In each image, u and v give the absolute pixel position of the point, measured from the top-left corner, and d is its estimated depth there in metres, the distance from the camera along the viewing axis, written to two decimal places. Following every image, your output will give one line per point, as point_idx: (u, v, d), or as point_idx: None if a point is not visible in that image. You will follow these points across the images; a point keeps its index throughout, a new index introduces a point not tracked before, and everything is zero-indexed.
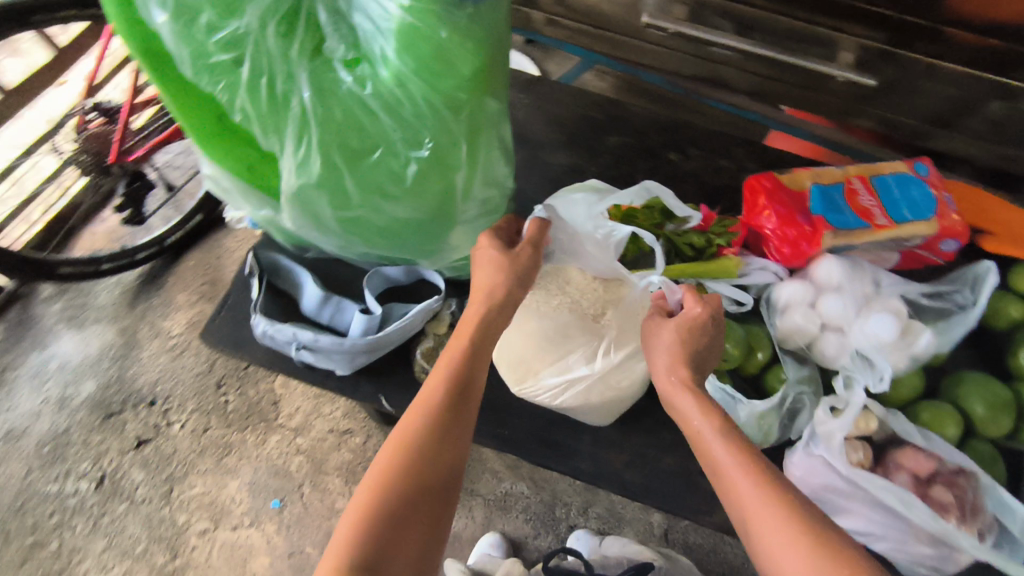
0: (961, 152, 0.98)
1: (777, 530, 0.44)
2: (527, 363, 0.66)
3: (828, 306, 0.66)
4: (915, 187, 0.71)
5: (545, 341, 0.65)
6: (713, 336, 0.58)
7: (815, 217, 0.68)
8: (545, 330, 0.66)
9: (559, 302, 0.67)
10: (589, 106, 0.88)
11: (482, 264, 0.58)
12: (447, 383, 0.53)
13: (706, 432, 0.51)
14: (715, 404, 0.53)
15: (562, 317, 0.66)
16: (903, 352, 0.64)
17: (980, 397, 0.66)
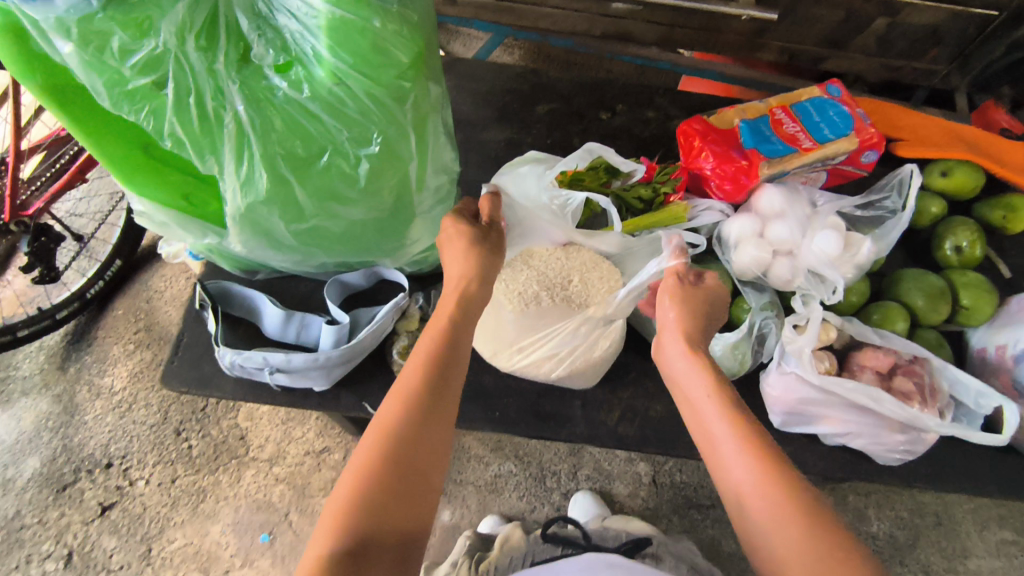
0: (856, 71, 1.05)
1: (768, 508, 0.45)
2: (510, 341, 0.67)
3: (776, 232, 0.69)
4: (831, 108, 0.77)
5: (520, 315, 0.66)
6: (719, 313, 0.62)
7: (748, 151, 0.73)
8: (517, 304, 0.66)
9: (526, 275, 0.66)
10: (511, 79, 0.88)
11: (450, 249, 0.57)
12: (426, 362, 0.50)
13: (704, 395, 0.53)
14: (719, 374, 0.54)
15: (530, 288, 0.66)
16: (849, 262, 0.69)
17: (919, 289, 0.71)
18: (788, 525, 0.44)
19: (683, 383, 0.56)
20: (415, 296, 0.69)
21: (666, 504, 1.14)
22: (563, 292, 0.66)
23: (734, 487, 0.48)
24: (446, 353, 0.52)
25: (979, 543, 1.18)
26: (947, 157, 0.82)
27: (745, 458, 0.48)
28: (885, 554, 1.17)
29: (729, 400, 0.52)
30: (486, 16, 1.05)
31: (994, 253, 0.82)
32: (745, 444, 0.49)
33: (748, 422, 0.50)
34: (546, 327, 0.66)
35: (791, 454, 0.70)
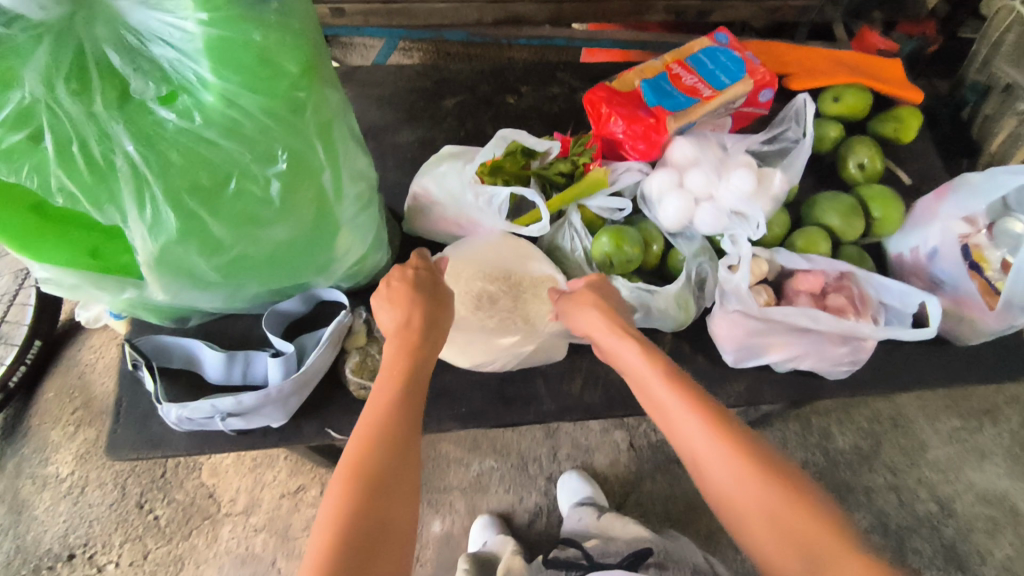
0: (739, 17, 1.10)
1: (730, 470, 0.50)
2: (471, 337, 0.66)
3: (692, 180, 0.72)
4: (723, 55, 0.80)
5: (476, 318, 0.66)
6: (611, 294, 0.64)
7: (654, 108, 0.75)
8: (468, 310, 0.66)
9: (465, 270, 0.68)
10: (413, 78, 0.87)
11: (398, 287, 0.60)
12: (392, 396, 0.53)
13: (653, 379, 0.56)
14: (656, 351, 0.58)
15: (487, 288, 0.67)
16: (766, 196, 0.72)
17: (833, 209, 0.76)
18: (745, 480, 0.49)
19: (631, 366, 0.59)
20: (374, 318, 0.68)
21: (647, 464, 1.18)
22: (512, 285, 0.67)
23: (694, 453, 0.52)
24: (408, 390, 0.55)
25: (933, 435, 1.27)
26: (838, 83, 0.87)
27: (703, 426, 0.52)
28: (853, 465, 1.24)
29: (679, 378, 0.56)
30: (375, 21, 1.04)
31: (894, 164, 0.87)
32: (700, 412, 0.53)
33: (697, 395, 0.54)
34: (502, 326, 0.66)
35: (749, 387, 0.73)
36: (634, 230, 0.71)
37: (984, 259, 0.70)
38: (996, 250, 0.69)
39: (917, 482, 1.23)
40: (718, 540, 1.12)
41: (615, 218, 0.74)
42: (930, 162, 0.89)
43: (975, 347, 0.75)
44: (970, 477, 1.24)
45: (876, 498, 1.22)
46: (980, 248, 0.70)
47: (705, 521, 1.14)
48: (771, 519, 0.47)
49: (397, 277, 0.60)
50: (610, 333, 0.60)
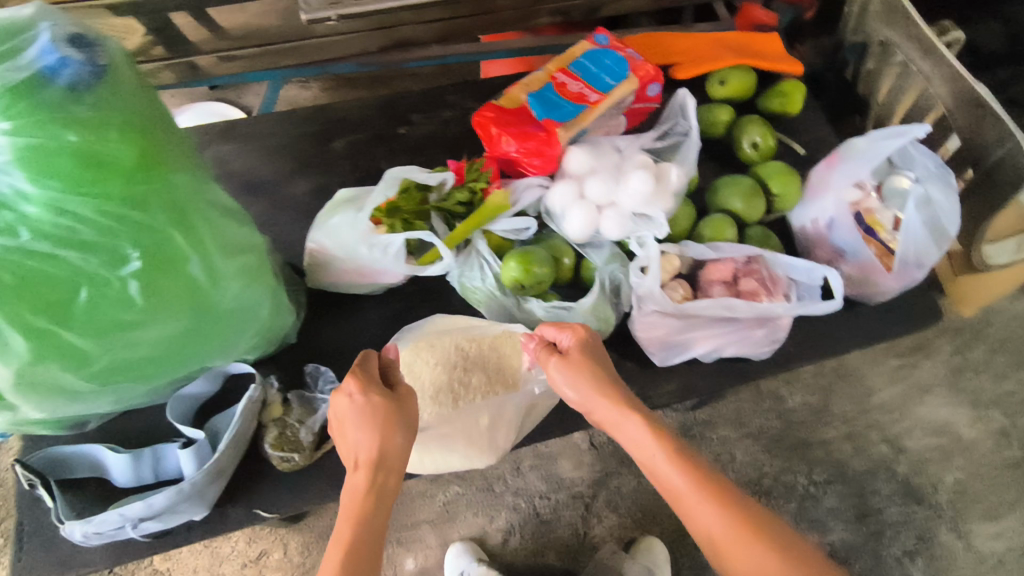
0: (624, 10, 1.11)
1: (744, 553, 0.52)
2: (453, 422, 0.66)
3: (592, 189, 0.72)
4: (605, 57, 0.80)
5: (449, 399, 0.66)
6: (598, 356, 0.64)
7: (544, 122, 0.75)
8: (441, 399, 0.66)
9: (425, 359, 0.68)
10: (299, 121, 0.83)
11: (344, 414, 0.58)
12: (346, 545, 0.53)
13: (659, 458, 0.58)
14: (661, 427, 0.60)
15: (457, 367, 0.68)
16: (666, 193, 0.72)
17: (735, 193, 0.77)
18: (760, 562, 0.51)
19: (634, 443, 0.60)
20: (318, 369, 0.67)
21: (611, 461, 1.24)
22: (478, 363, 0.68)
23: (708, 534, 0.54)
24: (374, 522, 0.55)
25: (878, 378, 1.41)
26: (728, 65, 0.88)
27: (714, 510, 0.54)
28: (807, 420, 1.38)
29: (684, 458, 0.58)
30: (251, 68, 1.00)
31: (787, 138, 0.90)
32: (711, 495, 0.55)
33: (705, 476, 0.56)
34: (482, 405, 0.67)
35: (682, 384, 0.73)
36: (542, 247, 0.70)
37: (878, 223, 0.72)
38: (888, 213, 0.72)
39: (873, 428, 1.38)
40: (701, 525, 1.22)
41: (522, 239, 0.73)
42: (821, 130, 0.92)
43: (889, 307, 0.78)
44: (919, 412, 1.40)
45: (836, 450, 1.37)
46: (874, 213, 0.72)
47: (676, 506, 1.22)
48: None
49: (359, 396, 0.58)
50: (609, 406, 0.61)
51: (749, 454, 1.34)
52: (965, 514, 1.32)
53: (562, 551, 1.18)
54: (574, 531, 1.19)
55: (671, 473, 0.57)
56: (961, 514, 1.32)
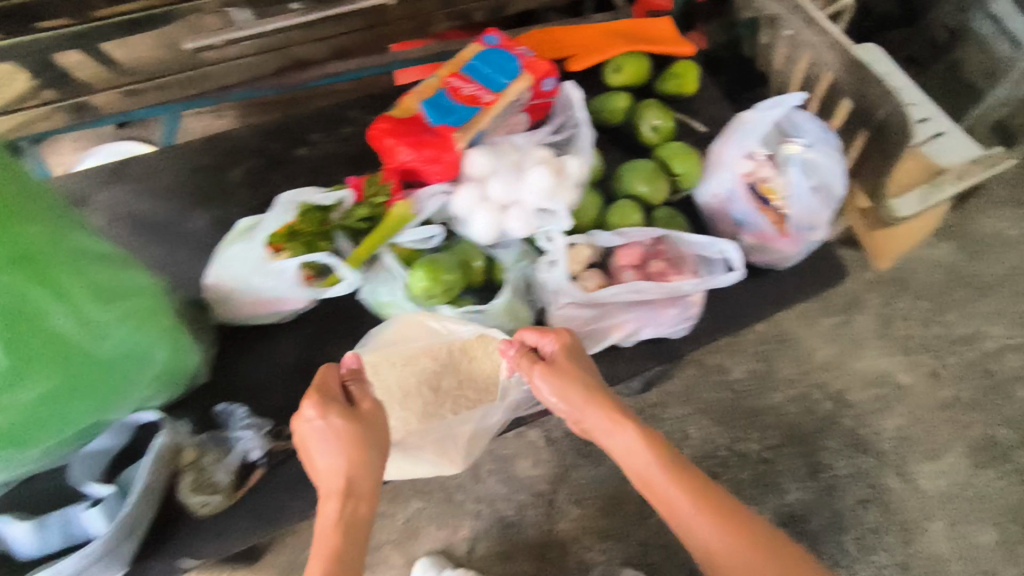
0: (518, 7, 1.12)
1: (727, 546, 0.62)
2: (425, 434, 0.70)
3: (493, 189, 0.72)
4: (497, 55, 0.80)
5: (419, 404, 0.70)
6: (583, 367, 0.70)
7: (439, 128, 0.75)
8: (414, 404, 0.70)
9: (396, 366, 0.70)
10: (192, 154, 0.81)
11: (313, 439, 0.61)
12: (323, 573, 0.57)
13: (652, 462, 0.67)
14: (651, 437, 0.68)
15: (427, 371, 0.71)
16: (566, 185, 0.73)
17: (638, 177, 0.78)
18: (739, 552, 0.62)
19: (625, 452, 0.68)
20: (231, 407, 0.65)
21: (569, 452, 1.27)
22: (448, 366, 0.71)
23: (692, 528, 0.64)
24: (352, 549, 0.60)
25: (815, 337, 1.51)
26: (618, 54, 0.90)
27: (700, 510, 0.64)
28: (755, 388, 1.46)
29: (672, 466, 0.66)
30: (140, 102, 0.94)
31: (686, 117, 0.92)
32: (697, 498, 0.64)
33: (692, 482, 0.66)
34: (455, 413, 0.70)
35: (607, 371, 0.74)
36: (449, 253, 0.70)
37: (772, 191, 0.75)
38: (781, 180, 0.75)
39: (814, 387, 1.47)
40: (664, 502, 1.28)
41: (430, 247, 0.73)
42: (719, 106, 0.94)
43: (799, 270, 0.80)
44: (854, 367, 1.49)
45: (783, 412, 1.44)
46: (767, 182, 0.75)
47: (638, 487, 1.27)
48: None
49: (329, 422, 0.61)
50: (605, 417, 0.68)
51: (701, 429, 1.41)
52: (909, 457, 1.43)
53: (531, 550, 1.20)
54: (541, 530, 1.21)
55: (662, 480, 0.66)
56: (905, 456, 1.42)
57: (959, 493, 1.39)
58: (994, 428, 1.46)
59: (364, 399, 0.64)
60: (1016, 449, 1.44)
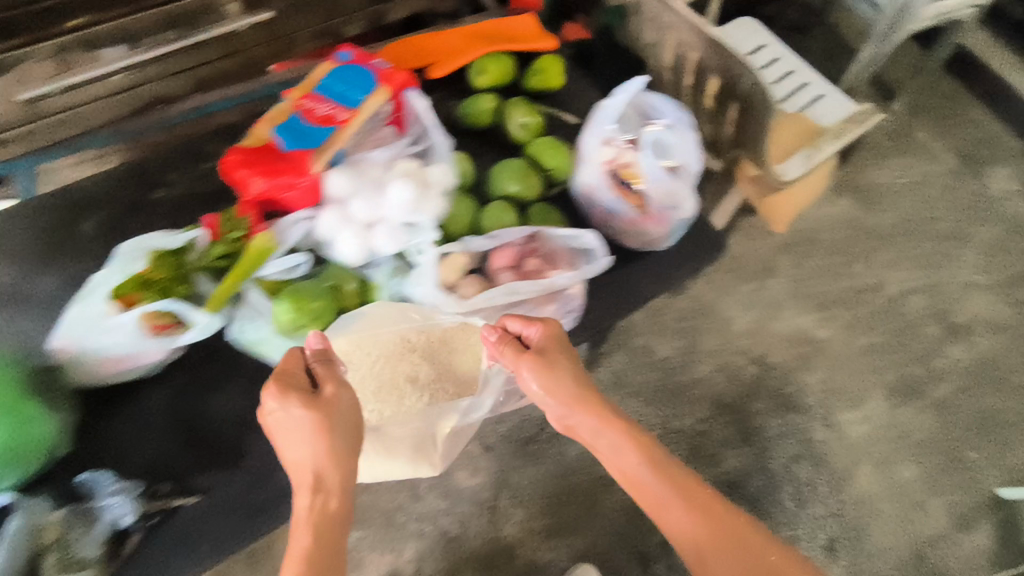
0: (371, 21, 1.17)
1: (706, 537, 0.74)
2: (406, 431, 0.80)
3: (356, 210, 0.71)
4: (347, 71, 0.77)
5: (393, 397, 0.80)
6: (573, 368, 0.78)
7: (295, 154, 0.73)
8: (389, 397, 0.80)
9: (373, 353, 0.79)
10: (45, 208, 0.82)
11: (288, 430, 0.69)
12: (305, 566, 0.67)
13: (639, 461, 0.77)
14: (641, 437, 0.79)
15: (405, 362, 0.81)
16: (431, 196, 0.72)
17: (509, 178, 0.78)
18: (720, 542, 0.74)
19: (615, 457, 0.78)
20: (95, 476, 0.73)
21: (503, 457, 1.34)
22: (422, 354, 0.81)
23: (679, 529, 0.76)
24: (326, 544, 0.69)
25: (733, 306, 1.56)
26: (484, 54, 0.89)
27: (685, 510, 0.75)
28: (680, 363, 1.48)
29: (658, 464, 0.77)
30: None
31: (556, 111, 0.92)
32: (682, 498, 0.76)
33: (676, 478, 0.77)
34: (431, 403, 0.80)
35: None
36: (320, 282, 0.74)
37: (633, 174, 0.77)
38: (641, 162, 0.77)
39: (737, 354, 1.51)
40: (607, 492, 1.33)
41: (301, 273, 0.75)
42: (588, 98, 0.95)
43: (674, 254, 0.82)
44: (772, 330, 1.55)
45: (710, 384, 1.48)
46: (628, 165, 0.77)
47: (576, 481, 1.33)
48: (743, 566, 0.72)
49: (297, 405, 0.69)
50: (594, 421, 0.78)
51: (632, 411, 1.45)
52: (833, 407, 1.48)
53: (478, 560, 1.26)
54: (486, 539, 1.27)
55: (650, 479, 0.77)
56: (829, 407, 1.48)
57: (882, 434, 1.46)
58: (907, 368, 1.54)
59: (328, 389, 0.71)
60: (929, 383, 1.53)
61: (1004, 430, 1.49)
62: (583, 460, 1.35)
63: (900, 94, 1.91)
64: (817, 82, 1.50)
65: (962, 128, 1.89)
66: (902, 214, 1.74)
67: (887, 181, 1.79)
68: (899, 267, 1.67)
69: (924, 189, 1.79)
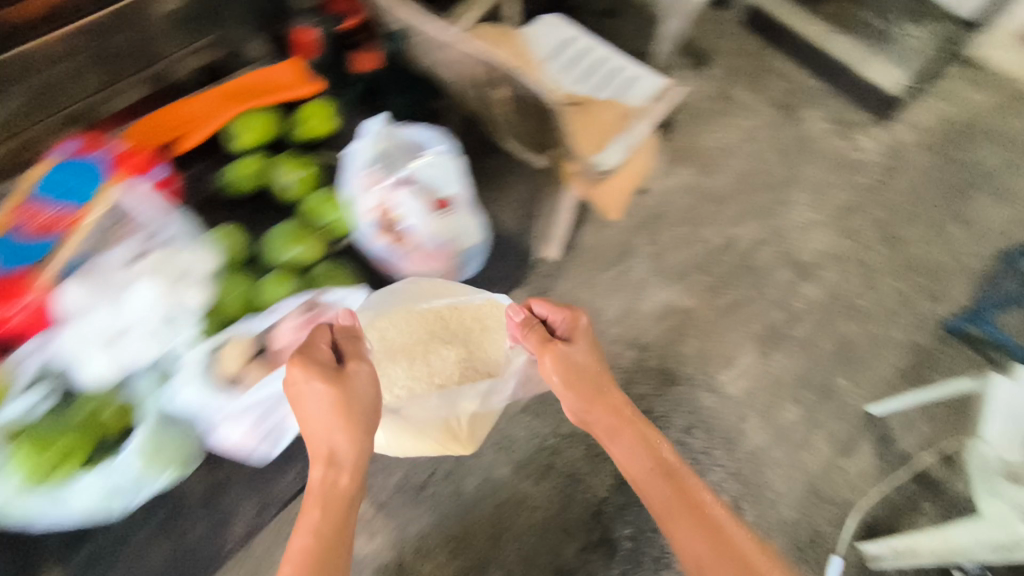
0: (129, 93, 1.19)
1: (719, 557, 0.88)
2: (442, 404, 1.10)
3: (96, 319, 0.96)
4: (65, 184, 1.05)
5: (426, 373, 1.10)
6: (587, 362, 1.05)
7: (20, 274, 1.01)
8: (427, 371, 1.10)
9: (406, 325, 1.11)
10: None
11: (315, 393, 0.92)
12: (327, 527, 0.89)
13: (658, 463, 0.99)
14: (661, 447, 1.01)
15: (434, 342, 1.11)
16: (169, 297, 0.99)
17: (284, 236, 1.10)
18: (705, 542, 0.89)
19: (618, 448, 1.03)
20: None
21: (398, 508, 1.28)
22: (450, 336, 1.12)
23: (689, 546, 0.90)
24: (337, 514, 0.90)
25: (600, 295, 1.57)
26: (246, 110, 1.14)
27: (718, 541, 0.89)
28: None
29: (706, 509, 0.93)
30: None
31: None
32: (701, 517, 0.92)
33: (698, 497, 0.94)
34: (459, 378, 1.10)
35: None
36: (74, 413, 0.95)
37: (394, 217, 1.12)
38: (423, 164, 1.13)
39: (613, 341, 1.52)
40: (511, 517, 1.30)
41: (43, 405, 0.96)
42: None
43: None
44: (641, 310, 1.57)
45: None
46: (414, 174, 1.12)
47: (477, 514, 1.29)
48: (714, 559, 0.88)
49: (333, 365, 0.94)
50: (612, 417, 1.04)
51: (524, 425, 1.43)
52: (711, 370, 1.53)
53: None
54: None
55: (648, 469, 0.99)
56: (708, 370, 1.53)
57: (759, 385, 1.52)
58: (770, 315, 1.62)
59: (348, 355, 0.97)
60: (791, 325, 1.61)
61: (863, 352, 1.59)
62: (482, 489, 1.31)
63: (713, 61, 2.02)
64: (629, 66, 1.54)
65: (773, 82, 2.02)
66: (737, 173, 1.83)
67: (718, 144, 1.87)
68: (743, 223, 1.75)
69: (751, 144, 1.89)
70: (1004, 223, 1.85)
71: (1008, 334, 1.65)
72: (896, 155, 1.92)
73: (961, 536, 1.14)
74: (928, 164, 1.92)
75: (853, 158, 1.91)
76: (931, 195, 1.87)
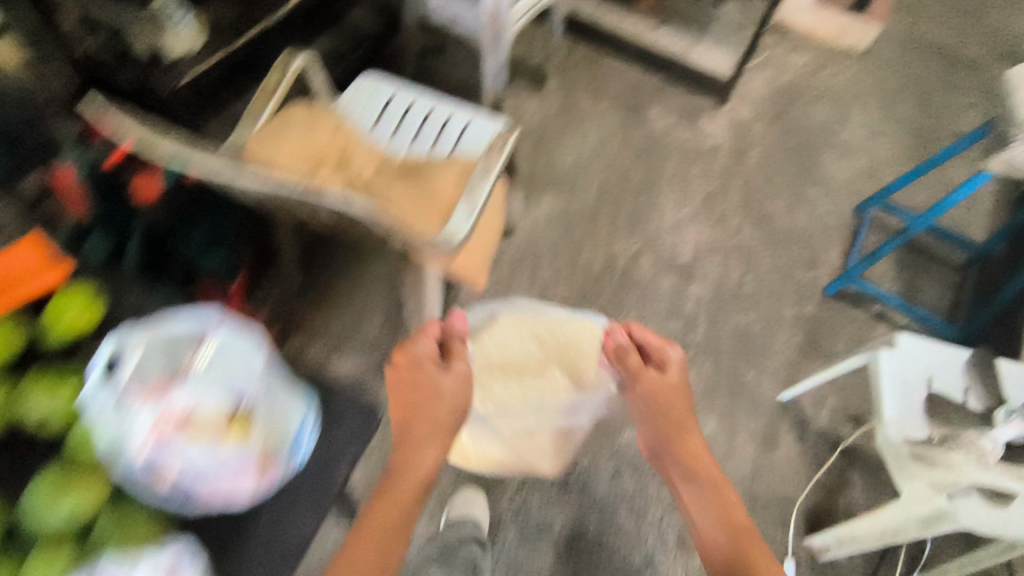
0: None
1: None
2: (527, 420, 1.10)
3: None
4: None
5: (519, 378, 1.10)
6: (677, 392, 0.94)
7: None
8: (515, 373, 1.10)
9: (503, 331, 1.13)
10: None
11: (411, 380, 0.87)
12: (392, 521, 0.76)
13: (720, 492, 0.85)
14: (723, 478, 0.87)
15: (530, 352, 1.12)
16: None
17: (37, 408, 0.64)
18: None
19: (688, 491, 0.87)
20: None
21: None
22: (546, 345, 1.11)
23: None
24: (405, 514, 0.77)
25: None
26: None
27: None
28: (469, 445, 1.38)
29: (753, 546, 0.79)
30: None
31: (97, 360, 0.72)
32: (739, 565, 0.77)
33: (751, 539, 0.80)
34: (556, 380, 1.09)
35: None
36: None
37: (172, 463, 0.61)
38: (229, 359, 0.66)
39: None
40: None
41: None
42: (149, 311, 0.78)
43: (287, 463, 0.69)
44: None
45: None
46: (209, 359, 0.66)
47: None
48: None
49: (431, 360, 0.89)
50: (686, 444, 0.90)
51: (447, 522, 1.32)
52: None
53: None
54: None
55: (699, 506, 0.85)
56: None
57: None
58: (665, 326, 1.59)
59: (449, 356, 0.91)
60: (687, 330, 1.59)
61: (759, 338, 1.60)
62: None
63: (548, 77, 1.99)
64: (455, 112, 1.45)
65: (610, 85, 2.00)
66: (599, 187, 1.79)
67: (573, 162, 1.83)
68: (618, 238, 1.71)
69: (605, 154, 1.86)
70: (851, 172, 1.93)
71: (881, 282, 1.71)
72: (740, 131, 1.97)
73: (891, 517, 1.10)
74: (771, 132, 1.98)
75: (703, 144, 1.92)
76: (782, 162, 1.92)
